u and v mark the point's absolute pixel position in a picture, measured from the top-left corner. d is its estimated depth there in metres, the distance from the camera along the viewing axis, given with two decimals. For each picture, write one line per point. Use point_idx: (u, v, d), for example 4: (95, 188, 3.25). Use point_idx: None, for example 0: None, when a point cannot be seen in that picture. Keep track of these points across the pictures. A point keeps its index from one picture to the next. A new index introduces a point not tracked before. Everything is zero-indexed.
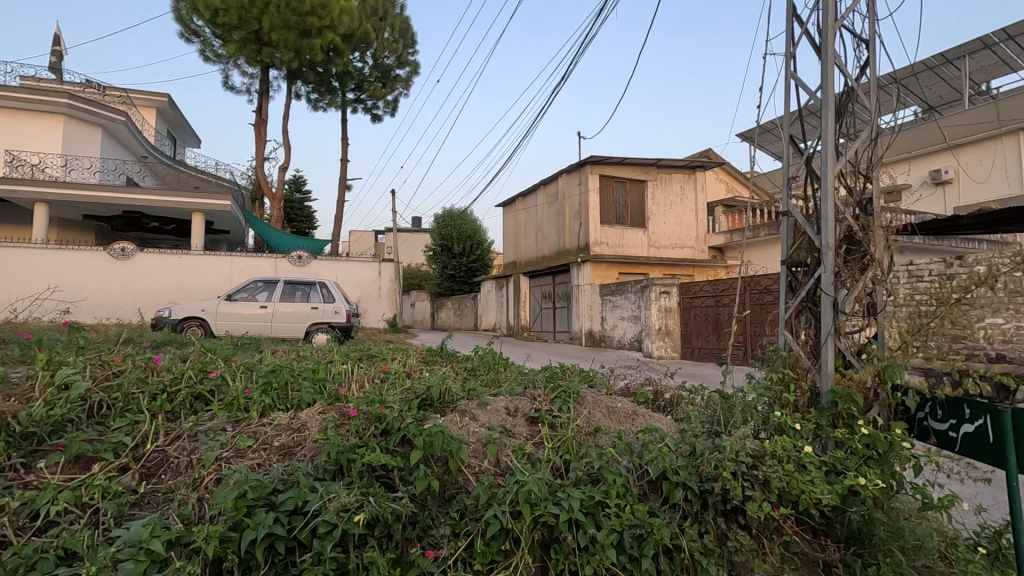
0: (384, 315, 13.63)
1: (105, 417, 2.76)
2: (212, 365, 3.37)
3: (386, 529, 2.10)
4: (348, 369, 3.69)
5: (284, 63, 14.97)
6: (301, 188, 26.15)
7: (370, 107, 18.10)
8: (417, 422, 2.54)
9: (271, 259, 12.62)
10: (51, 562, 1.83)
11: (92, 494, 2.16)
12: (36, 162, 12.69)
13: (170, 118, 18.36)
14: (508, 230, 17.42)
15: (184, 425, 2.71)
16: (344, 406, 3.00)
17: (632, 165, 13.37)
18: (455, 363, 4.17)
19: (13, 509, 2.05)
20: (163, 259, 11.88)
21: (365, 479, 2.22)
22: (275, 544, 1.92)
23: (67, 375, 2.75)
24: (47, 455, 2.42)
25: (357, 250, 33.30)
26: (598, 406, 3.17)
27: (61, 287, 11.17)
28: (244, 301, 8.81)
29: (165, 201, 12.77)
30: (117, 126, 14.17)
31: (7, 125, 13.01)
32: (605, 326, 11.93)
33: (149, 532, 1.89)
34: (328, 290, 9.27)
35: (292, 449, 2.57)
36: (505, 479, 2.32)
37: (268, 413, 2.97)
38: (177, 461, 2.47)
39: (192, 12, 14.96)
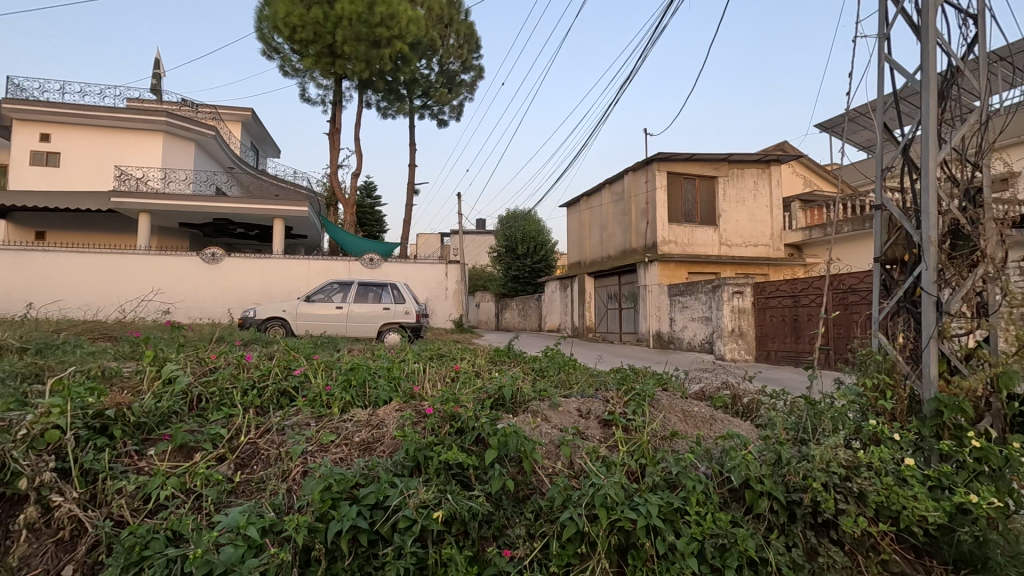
0: (451, 315, 13.92)
1: (203, 409, 2.96)
2: (296, 363, 3.56)
3: (463, 527, 2.13)
4: (420, 368, 3.79)
5: (356, 74, 15.56)
6: (372, 193, 27.18)
7: (436, 112, 18.53)
8: (492, 421, 2.56)
9: (344, 261, 13.20)
10: (161, 543, 1.99)
11: (196, 481, 2.33)
12: (140, 176, 13.85)
13: (253, 130, 19.64)
14: (573, 230, 17.29)
15: (272, 420, 2.88)
16: (420, 404, 3.07)
17: (702, 160, 12.94)
18: (523, 363, 4.19)
19: (129, 492, 2.26)
20: (248, 263, 12.68)
21: (442, 477, 2.26)
22: (358, 536, 1.99)
23: (171, 370, 2.99)
24: (155, 443, 2.62)
25: (424, 253, 34.30)
26: (673, 409, 3.09)
27: (162, 289, 12.20)
28: (321, 301, 9.27)
29: (250, 208, 13.65)
30: (208, 140, 15.33)
31: (115, 143, 14.37)
32: (674, 328, 11.61)
33: (246, 518, 2.01)
34: (399, 291, 9.58)
35: (373, 445, 2.67)
36: (580, 482, 2.30)
37: (348, 410, 3.11)
38: (267, 454, 2.61)
39: (272, 30, 15.91)
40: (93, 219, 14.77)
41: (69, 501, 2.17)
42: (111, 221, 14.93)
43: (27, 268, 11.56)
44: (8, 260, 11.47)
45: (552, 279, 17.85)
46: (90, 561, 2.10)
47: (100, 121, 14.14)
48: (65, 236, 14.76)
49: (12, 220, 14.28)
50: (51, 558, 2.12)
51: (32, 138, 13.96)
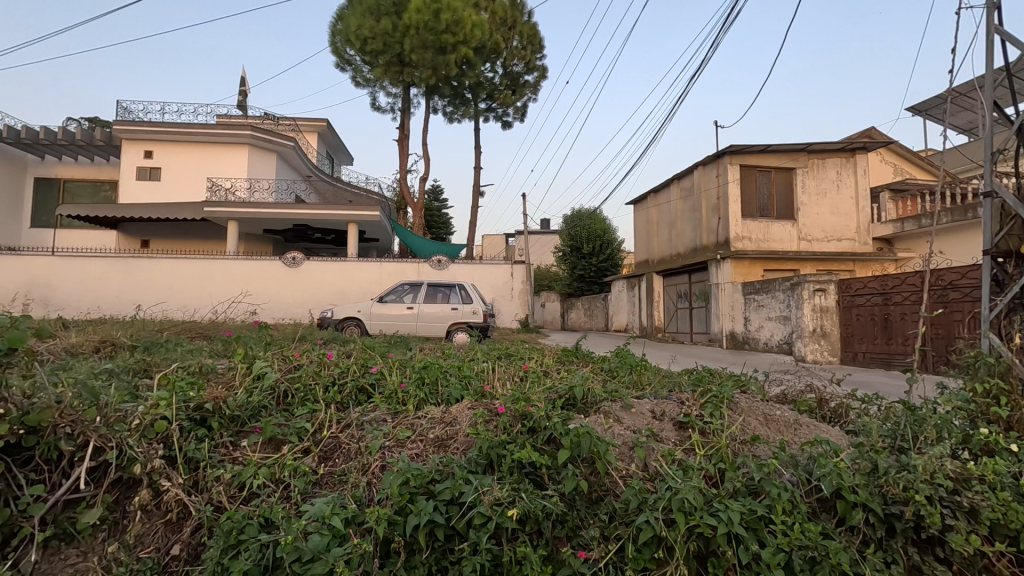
0: (517, 315, 14.00)
1: (289, 404, 3.14)
2: (373, 362, 3.69)
3: (537, 526, 2.13)
4: (490, 367, 3.84)
5: (423, 80, 15.98)
6: (439, 196, 27.83)
7: (501, 114, 18.71)
8: (564, 421, 2.55)
9: (414, 263, 13.59)
10: (255, 529, 2.12)
11: (285, 472, 2.46)
12: (228, 187, 14.90)
13: (329, 140, 20.64)
14: (640, 227, 16.91)
15: (352, 415, 3.00)
16: (492, 403, 3.10)
17: (778, 151, 12.29)
18: (593, 364, 4.14)
19: (226, 480, 2.43)
20: (325, 266, 13.33)
21: (515, 475, 2.28)
22: (435, 531, 2.04)
23: (260, 366, 3.19)
24: (248, 435, 2.81)
25: (490, 253, 34.70)
26: (753, 413, 2.94)
27: (251, 292, 13.09)
28: (393, 302, 9.60)
29: (327, 214, 14.34)
30: (288, 150, 16.28)
31: (207, 157, 15.53)
32: (749, 327, 11.11)
33: (331, 509, 2.10)
34: (466, 292, 9.74)
35: (447, 442, 2.73)
36: (656, 485, 2.24)
37: (422, 407, 3.20)
38: (348, 448, 2.73)
39: (345, 43, 16.68)
40: (189, 228, 16.05)
41: (175, 486, 2.37)
42: (204, 229, 16.15)
43: (135, 273, 12.73)
44: (119, 266, 12.67)
45: (618, 278, 17.55)
46: (194, 541, 2.27)
47: (194, 137, 15.35)
48: (166, 244, 16.14)
49: (122, 230, 15.79)
50: (161, 538, 2.32)
51: (138, 155, 15.36)
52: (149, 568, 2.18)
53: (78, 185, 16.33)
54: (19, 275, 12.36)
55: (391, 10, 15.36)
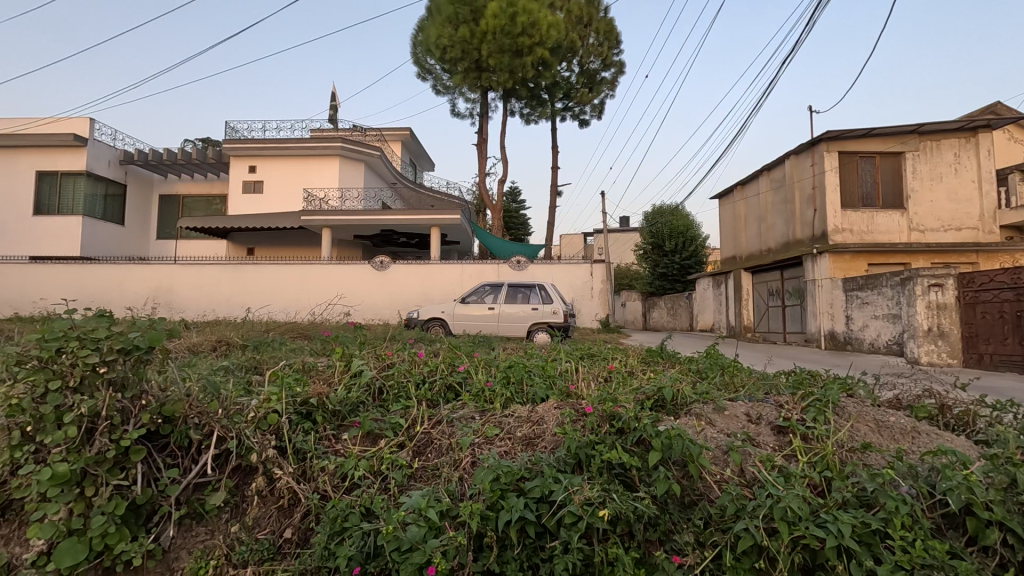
0: (597, 315, 13.83)
1: (383, 400, 3.30)
2: (460, 360, 3.80)
3: (628, 528, 2.09)
4: (573, 367, 3.83)
5: (500, 84, 16.24)
6: (517, 197, 28.10)
7: (578, 113, 18.59)
8: (654, 423, 2.50)
9: (494, 264, 13.82)
10: (357, 517, 2.26)
11: (383, 464, 2.59)
12: (322, 197, 15.90)
13: (412, 148, 21.46)
14: (726, 223, 16.15)
15: (442, 412, 3.10)
16: (578, 403, 3.09)
17: (883, 134, 11.28)
18: (680, 364, 4.00)
19: (330, 471, 2.59)
20: (411, 269, 13.87)
21: (605, 475, 2.26)
22: (527, 528, 2.07)
23: (358, 364, 3.37)
24: (348, 428, 2.99)
25: (568, 253, 34.53)
26: (863, 418, 2.73)
27: (345, 294, 13.87)
28: (475, 303, 9.83)
29: (411, 219, 14.92)
30: (374, 159, 17.13)
31: (302, 169, 16.64)
32: (851, 327, 10.29)
33: (426, 501, 2.19)
34: (547, 292, 9.75)
35: (535, 440, 2.76)
36: (755, 491, 2.14)
37: (509, 405, 3.25)
38: (439, 443, 2.83)
39: (425, 53, 17.31)
40: (288, 235, 17.30)
41: (286, 475, 2.56)
42: (302, 237, 17.34)
43: (243, 279, 13.90)
44: (229, 272, 13.89)
45: (703, 276, 16.87)
46: (304, 526, 2.46)
47: (291, 151, 16.52)
48: (269, 252, 17.50)
49: (231, 239, 17.29)
50: (275, 521, 2.52)
51: (243, 170, 16.76)
52: (266, 549, 2.37)
53: (195, 200, 18.08)
54: (147, 282, 13.86)
55: (469, 18, 15.73)
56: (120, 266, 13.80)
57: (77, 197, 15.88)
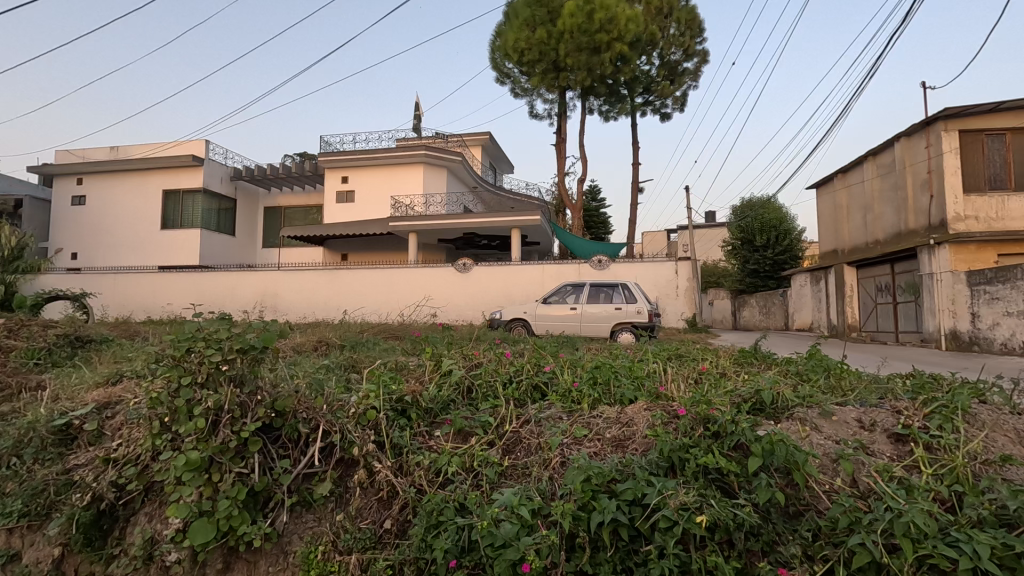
0: (683, 315, 13.36)
1: (473, 398, 3.39)
2: (545, 361, 3.83)
3: (727, 536, 2.00)
4: (661, 368, 3.74)
5: (578, 83, 16.04)
6: (596, 196, 27.78)
7: (659, 107, 18.09)
8: (753, 427, 2.38)
9: (575, 265, 13.76)
10: (452, 512, 2.33)
11: (476, 461, 2.66)
12: (408, 203, 16.60)
13: (491, 152, 21.85)
14: (825, 214, 15.02)
15: (530, 412, 3.13)
16: (669, 405, 3.01)
17: (1014, 108, 10.05)
18: (778, 366, 3.77)
19: (426, 466, 2.70)
20: (492, 270, 14.11)
21: (701, 481, 2.18)
22: (619, 531, 2.04)
23: (448, 363, 3.49)
24: (440, 425, 3.10)
25: (650, 251, 33.59)
26: (1000, 427, 2.45)
27: (432, 296, 14.37)
28: (557, 303, 9.83)
29: (492, 222, 15.17)
30: (456, 165, 17.62)
31: (388, 177, 17.44)
32: (979, 326, 9.27)
33: (518, 499, 2.22)
34: (630, 291, 9.57)
35: (625, 442, 2.72)
36: (871, 504, 1.98)
37: (596, 406, 3.22)
38: (528, 443, 2.85)
39: (504, 58, 17.58)
40: (377, 241, 18.19)
41: (385, 468, 2.68)
42: (390, 242, 18.17)
43: (339, 283, 14.80)
44: (326, 277, 14.84)
45: (799, 272, 15.80)
46: (401, 518, 2.56)
47: (379, 161, 17.36)
48: (360, 257, 18.50)
49: (326, 247, 18.45)
50: (375, 512, 2.63)
51: (336, 181, 17.84)
52: (368, 538, 2.49)
53: (294, 211, 19.47)
54: (255, 287, 15.11)
55: (547, 19, 15.91)
56: (233, 273, 15.16)
57: (196, 212, 17.65)
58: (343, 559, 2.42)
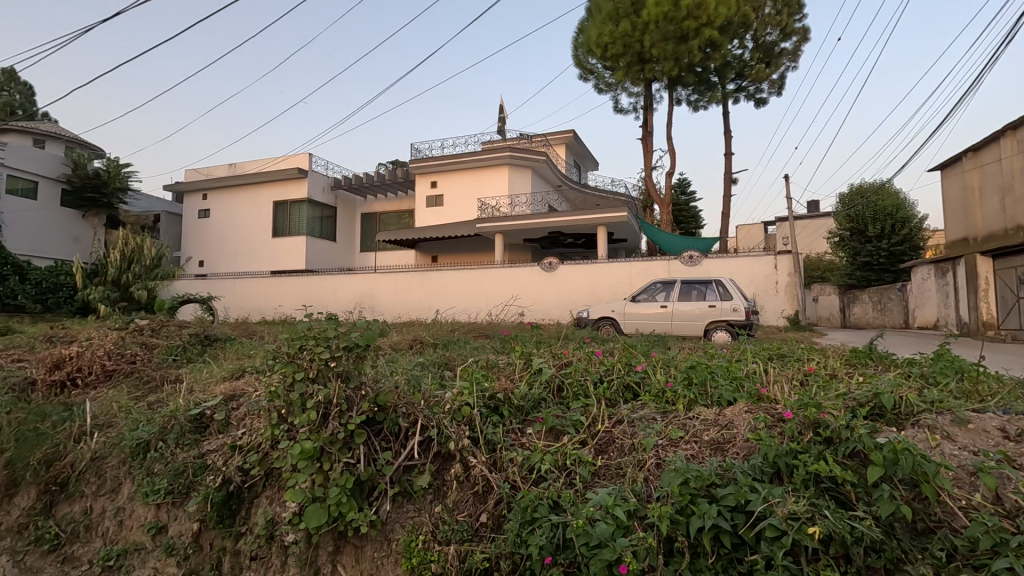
0: (784, 313, 12.52)
1: (563, 397, 3.38)
2: (636, 360, 3.75)
3: (844, 550, 1.85)
4: (762, 368, 3.53)
5: (665, 74, 15.56)
6: (686, 189, 26.75)
7: (754, 92, 17.10)
8: (872, 433, 2.19)
9: (664, 261, 13.35)
10: (546, 509, 2.36)
11: (569, 460, 2.66)
12: (494, 204, 16.89)
13: (575, 149, 21.73)
14: (951, 198, 13.47)
15: (622, 412, 3.08)
16: (773, 407, 2.84)
17: None
18: (898, 368, 3.44)
19: (518, 463, 2.74)
20: (579, 269, 14.02)
21: (812, 489, 2.04)
22: (721, 537, 1.95)
23: (538, 362, 3.53)
24: (532, 423, 3.14)
25: (745, 246, 31.79)
26: None
27: (519, 296, 14.51)
28: (645, 301, 9.58)
29: (577, 220, 15.08)
30: (540, 165, 17.71)
31: (474, 180, 17.86)
32: None
33: (613, 500, 2.19)
34: (724, 288, 9.10)
35: (724, 446, 2.60)
36: (1019, 525, 1.76)
37: (692, 407, 3.10)
38: (621, 443, 2.80)
39: (587, 54, 17.45)
40: (466, 243, 18.69)
41: (480, 463, 2.75)
42: (478, 243, 18.61)
43: (430, 284, 15.38)
44: (418, 279, 15.48)
45: (920, 264, 14.27)
46: (497, 513, 2.61)
47: (466, 165, 17.82)
48: (450, 258, 19.11)
49: (418, 249, 19.24)
50: (472, 505, 2.71)
51: (426, 186, 18.56)
52: (465, 530, 2.57)
53: (388, 217, 20.49)
54: (355, 290, 16.07)
55: (631, 11, 15.34)
56: (335, 276, 16.23)
57: (302, 220, 19.09)
58: (441, 549, 2.50)
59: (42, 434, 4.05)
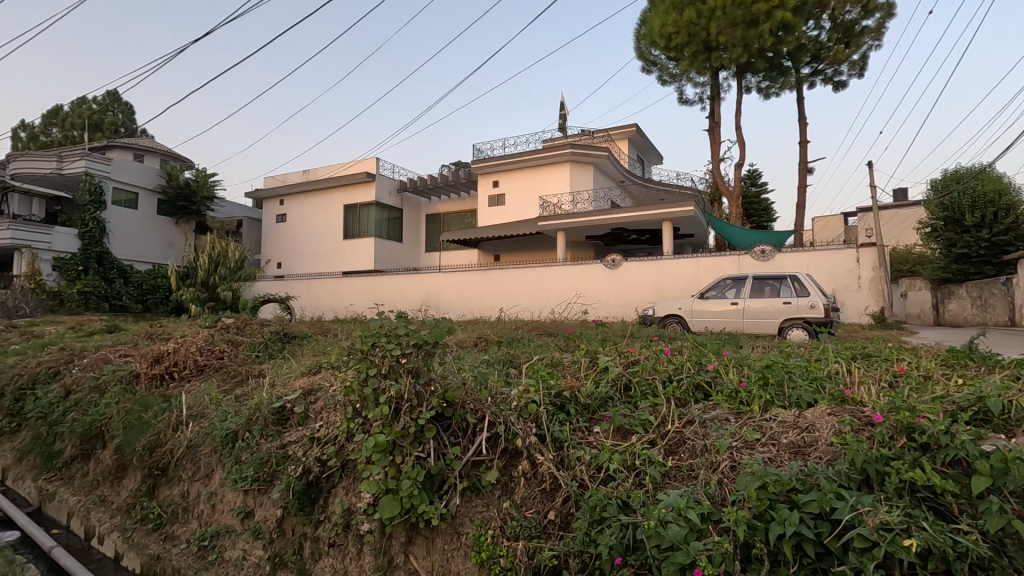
0: (868, 309, 11.72)
1: (631, 396, 3.32)
2: (707, 359, 3.63)
3: (945, 567, 1.71)
4: (846, 369, 3.33)
5: (733, 61, 14.93)
6: (756, 181, 25.58)
7: (831, 75, 16.11)
8: (975, 440, 2.02)
9: (734, 257, 12.83)
10: (616, 509, 2.33)
11: (638, 460, 2.61)
12: (556, 202, 16.84)
13: (638, 143, 21.28)
14: None
15: (693, 412, 2.99)
16: (860, 410, 2.67)
17: None
18: (1005, 370, 3.13)
19: (586, 461, 2.72)
20: (643, 266, 13.71)
21: (907, 499, 1.89)
22: (804, 545, 1.85)
23: (604, 360, 3.49)
24: (599, 422, 3.10)
25: (823, 239, 29.98)
26: None
27: (583, 294, 14.39)
28: (715, 298, 9.23)
29: (641, 216, 14.75)
30: (602, 160, 17.46)
31: (535, 178, 17.87)
32: None
33: (686, 502, 2.13)
34: (800, 284, 8.63)
35: (805, 450, 2.46)
36: None
37: (769, 408, 2.96)
38: (693, 444, 2.72)
39: (650, 45, 17.06)
40: (528, 241, 18.75)
41: (547, 460, 2.75)
42: (540, 241, 18.63)
43: (493, 282, 15.55)
44: (481, 278, 15.69)
45: None
46: (565, 511, 2.60)
47: (527, 163, 17.87)
48: (512, 257, 19.24)
49: (481, 248, 19.49)
50: (539, 502, 2.71)
51: (488, 186, 18.78)
52: (533, 527, 2.57)
53: (452, 217, 20.89)
54: (421, 289, 16.52)
55: None
56: (402, 276, 16.75)
57: (370, 222, 19.82)
58: (510, 544, 2.52)
59: (145, 423, 4.43)
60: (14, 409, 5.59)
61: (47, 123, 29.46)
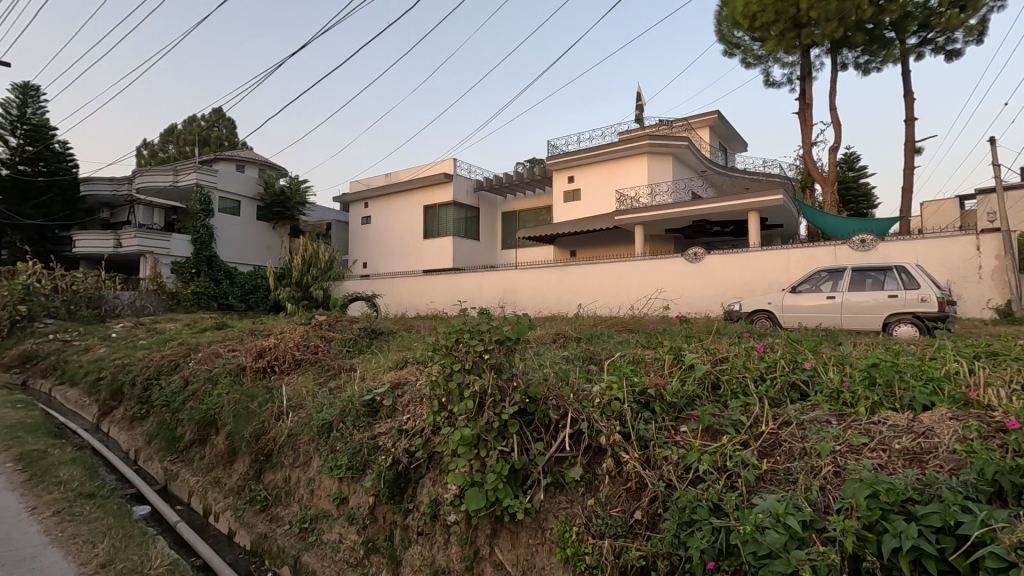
0: (991, 303, 10.51)
1: (720, 395, 3.19)
2: (803, 357, 3.40)
3: None
4: (969, 368, 3.00)
5: (827, 37, 13.87)
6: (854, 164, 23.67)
7: (944, 44, 14.58)
8: None
9: (829, 247, 11.96)
10: (706, 511, 2.24)
11: (730, 462, 2.50)
12: (633, 196, 16.46)
13: (721, 130, 20.34)
14: None
15: (790, 413, 2.82)
16: (987, 414, 2.40)
17: None
18: None
19: (673, 461, 2.64)
20: (728, 259, 13.09)
21: None
22: (924, 561, 1.69)
23: (690, 358, 3.36)
24: (686, 421, 3.01)
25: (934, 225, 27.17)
26: None
27: (665, 289, 13.96)
28: (809, 292, 8.63)
29: (724, 206, 14.08)
30: (682, 150, 16.83)
31: (611, 172, 17.54)
32: None
33: (785, 507, 2.01)
34: (908, 275, 7.87)
35: (922, 457, 2.25)
36: None
37: (877, 411, 2.73)
38: (790, 447, 2.56)
39: (733, 27, 16.24)
40: (605, 236, 18.47)
41: (632, 459, 2.70)
42: (617, 236, 18.31)
43: (570, 278, 15.47)
44: (558, 274, 15.66)
45: None
46: (652, 511, 2.52)
47: (602, 157, 17.60)
48: (589, 252, 19.03)
49: (557, 244, 19.42)
50: (625, 501, 2.65)
51: (563, 182, 18.69)
52: (620, 525, 2.51)
53: (527, 214, 20.99)
54: (498, 286, 16.75)
55: None
56: (480, 274, 17.05)
57: (448, 222, 20.34)
58: (596, 542, 2.50)
59: (252, 412, 4.82)
60: (143, 397, 6.27)
61: (164, 140, 32.77)
